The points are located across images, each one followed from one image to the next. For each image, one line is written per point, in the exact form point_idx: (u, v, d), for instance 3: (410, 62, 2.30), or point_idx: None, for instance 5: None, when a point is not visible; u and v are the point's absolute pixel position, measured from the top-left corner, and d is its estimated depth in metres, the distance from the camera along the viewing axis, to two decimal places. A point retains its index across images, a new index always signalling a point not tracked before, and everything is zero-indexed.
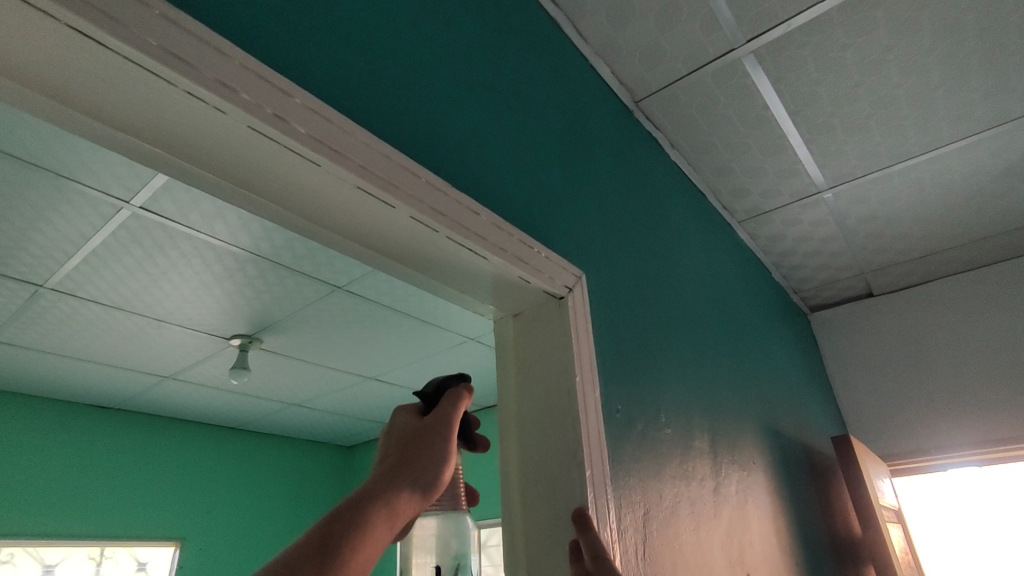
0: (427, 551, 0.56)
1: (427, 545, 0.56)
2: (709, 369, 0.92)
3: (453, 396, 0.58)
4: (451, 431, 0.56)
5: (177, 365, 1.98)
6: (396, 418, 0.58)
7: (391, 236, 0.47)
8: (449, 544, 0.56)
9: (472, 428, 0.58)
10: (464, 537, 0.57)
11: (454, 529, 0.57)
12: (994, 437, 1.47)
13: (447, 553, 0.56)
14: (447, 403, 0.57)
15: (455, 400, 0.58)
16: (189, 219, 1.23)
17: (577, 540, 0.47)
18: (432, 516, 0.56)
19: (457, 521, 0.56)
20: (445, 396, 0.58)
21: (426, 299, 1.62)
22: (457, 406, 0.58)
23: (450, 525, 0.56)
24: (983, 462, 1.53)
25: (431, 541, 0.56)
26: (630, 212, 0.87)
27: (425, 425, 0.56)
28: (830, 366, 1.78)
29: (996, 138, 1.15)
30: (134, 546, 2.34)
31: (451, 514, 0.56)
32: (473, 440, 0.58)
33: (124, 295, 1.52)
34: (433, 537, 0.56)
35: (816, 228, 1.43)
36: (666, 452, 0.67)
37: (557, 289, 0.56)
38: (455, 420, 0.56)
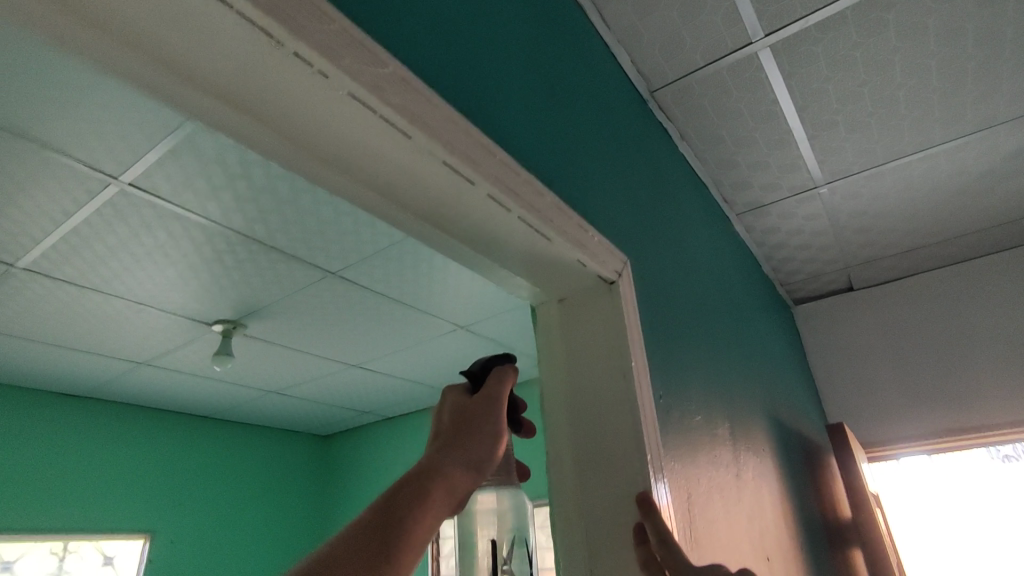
0: (488, 525, 0.60)
1: (488, 519, 0.60)
2: (724, 358, 0.94)
3: (500, 374, 0.58)
4: (500, 408, 0.57)
5: (152, 351, 1.91)
6: (445, 397, 0.59)
7: (462, 215, 0.45)
8: (510, 518, 0.60)
9: (518, 412, 0.58)
10: (523, 511, 0.61)
11: (514, 504, 0.60)
12: (957, 427, 1.56)
13: (508, 526, 0.60)
14: (494, 380, 0.58)
15: (503, 378, 0.58)
16: (180, 198, 1.18)
17: (641, 522, 0.47)
18: (491, 491, 0.59)
19: (517, 495, 0.60)
20: (492, 375, 0.58)
21: (420, 286, 1.60)
22: (504, 385, 0.58)
23: (511, 500, 0.60)
24: (936, 451, 1.64)
25: (493, 516, 0.60)
26: (652, 200, 0.87)
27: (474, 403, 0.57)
28: (812, 357, 1.84)
29: (986, 139, 1.20)
30: (101, 540, 2.24)
31: (509, 486, 0.59)
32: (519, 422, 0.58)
33: (103, 277, 1.45)
34: (494, 512, 0.60)
35: (809, 223, 1.46)
36: (698, 438, 0.68)
37: (609, 274, 0.56)
38: (503, 398, 0.57)
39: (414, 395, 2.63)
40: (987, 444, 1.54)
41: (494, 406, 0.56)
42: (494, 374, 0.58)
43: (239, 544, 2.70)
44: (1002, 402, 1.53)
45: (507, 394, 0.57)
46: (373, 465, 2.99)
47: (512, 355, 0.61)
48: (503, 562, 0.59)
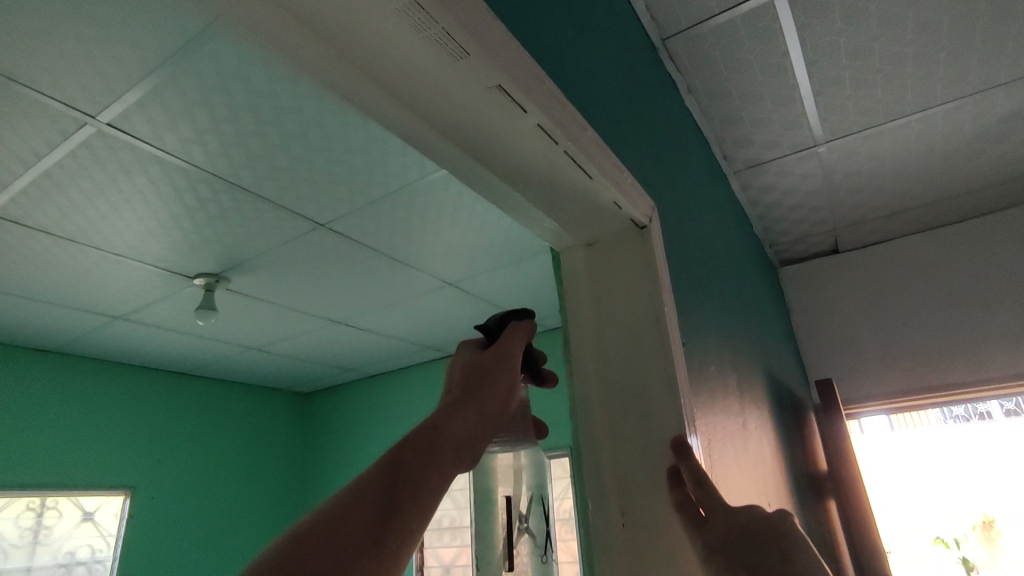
0: (506, 483, 0.59)
1: (506, 476, 0.59)
2: (729, 312, 0.94)
3: (514, 331, 0.56)
4: (512, 365, 0.55)
5: (129, 305, 1.84)
6: (458, 352, 0.58)
7: (505, 147, 0.43)
8: (529, 476, 0.59)
9: (537, 364, 0.58)
10: (540, 467, 0.59)
11: (532, 460, 0.59)
12: (930, 385, 1.63)
13: (527, 484, 0.59)
14: (508, 337, 0.56)
15: (517, 335, 0.56)
16: (163, 143, 1.11)
17: (676, 466, 0.48)
18: (508, 450, 0.58)
19: (533, 451, 0.59)
20: (506, 331, 0.57)
21: (412, 240, 1.56)
22: (518, 342, 0.57)
23: (528, 457, 0.59)
24: (894, 410, 1.73)
25: (511, 474, 0.59)
26: (669, 150, 0.86)
27: (485, 359, 0.55)
28: (795, 317, 1.88)
29: (985, 101, 1.20)
30: (79, 496, 2.21)
31: (526, 444, 0.57)
32: (541, 374, 0.59)
33: (76, 226, 1.37)
34: (512, 469, 0.59)
35: (804, 182, 1.47)
36: (713, 387, 0.69)
37: (641, 219, 0.55)
38: (516, 354, 0.55)
39: (398, 352, 2.62)
40: (958, 401, 1.61)
41: (505, 364, 0.55)
42: (507, 331, 0.56)
43: (221, 500, 2.70)
44: (974, 362, 1.58)
45: (520, 351, 0.55)
46: (356, 422, 3.00)
47: (530, 310, 0.59)
48: (521, 520, 0.59)
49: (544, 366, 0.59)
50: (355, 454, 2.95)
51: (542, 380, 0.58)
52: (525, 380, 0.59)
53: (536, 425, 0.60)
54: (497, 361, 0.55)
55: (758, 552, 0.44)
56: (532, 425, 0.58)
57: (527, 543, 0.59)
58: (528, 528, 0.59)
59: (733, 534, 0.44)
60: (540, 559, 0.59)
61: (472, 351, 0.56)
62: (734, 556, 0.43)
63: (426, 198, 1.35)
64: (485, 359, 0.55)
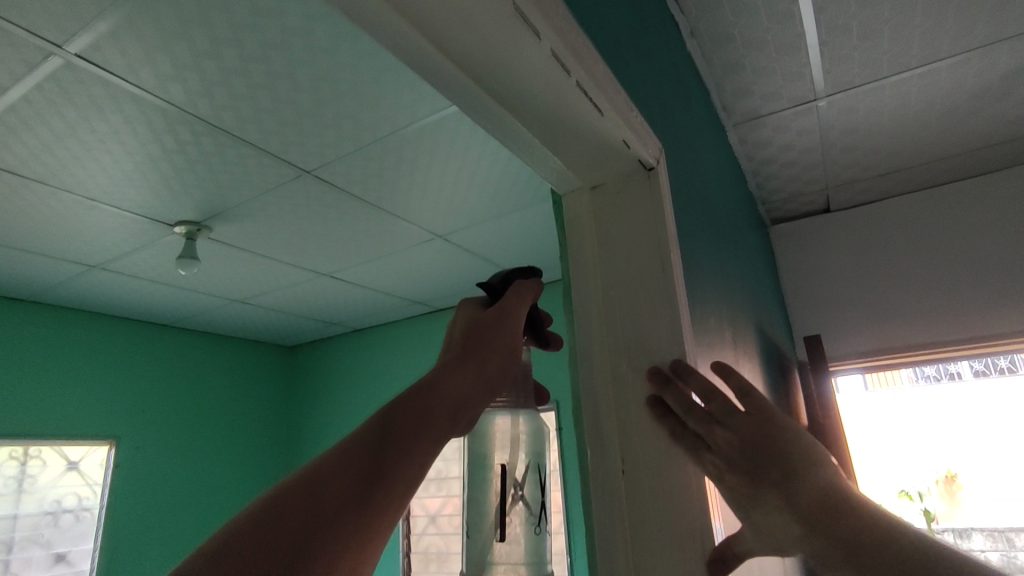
0: (503, 448, 0.57)
1: (504, 441, 0.57)
2: (726, 265, 0.93)
3: (518, 290, 0.55)
4: (514, 326, 0.53)
5: (108, 253, 1.79)
6: (461, 310, 0.57)
7: (514, 78, 0.41)
8: (527, 442, 0.57)
9: (542, 326, 0.57)
10: (540, 435, 0.58)
11: (531, 427, 0.58)
12: (912, 344, 1.65)
13: (524, 451, 0.57)
14: (512, 295, 0.54)
15: (522, 295, 0.55)
16: (138, 79, 1.04)
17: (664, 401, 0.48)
18: (508, 413, 0.57)
19: (535, 418, 0.58)
20: (510, 290, 0.55)
21: (400, 189, 1.52)
22: (522, 300, 0.55)
23: (528, 423, 0.57)
24: (872, 368, 1.76)
25: (508, 439, 0.57)
26: (672, 94, 0.82)
27: (487, 319, 0.54)
28: (783, 276, 1.89)
29: (990, 56, 1.17)
30: (62, 447, 2.22)
31: (527, 409, 0.57)
32: (544, 337, 0.57)
33: (47, 167, 1.31)
34: (510, 435, 0.57)
35: (801, 137, 1.44)
36: (711, 339, 0.68)
37: (650, 159, 0.53)
38: (520, 316, 0.54)
39: (384, 306, 2.60)
40: (937, 359, 1.64)
41: (507, 324, 0.53)
42: (511, 289, 0.54)
43: (206, 450, 2.73)
44: (955, 322, 1.61)
45: (523, 312, 0.54)
46: (344, 375, 3.01)
47: (537, 270, 0.58)
48: (516, 488, 0.56)
49: (548, 328, 0.57)
50: (342, 407, 2.97)
51: (546, 343, 0.57)
52: (529, 341, 0.57)
53: (536, 390, 0.61)
54: (499, 321, 0.53)
55: (775, 458, 0.44)
56: (531, 388, 0.58)
57: (520, 513, 0.55)
58: (522, 497, 0.56)
59: (749, 446, 0.44)
60: (533, 530, 0.55)
61: (474, 310, 0.55)
62: (749, 465, 0.45)
63: (415, 145, 1.31)
64: (487, 319, 0.54)
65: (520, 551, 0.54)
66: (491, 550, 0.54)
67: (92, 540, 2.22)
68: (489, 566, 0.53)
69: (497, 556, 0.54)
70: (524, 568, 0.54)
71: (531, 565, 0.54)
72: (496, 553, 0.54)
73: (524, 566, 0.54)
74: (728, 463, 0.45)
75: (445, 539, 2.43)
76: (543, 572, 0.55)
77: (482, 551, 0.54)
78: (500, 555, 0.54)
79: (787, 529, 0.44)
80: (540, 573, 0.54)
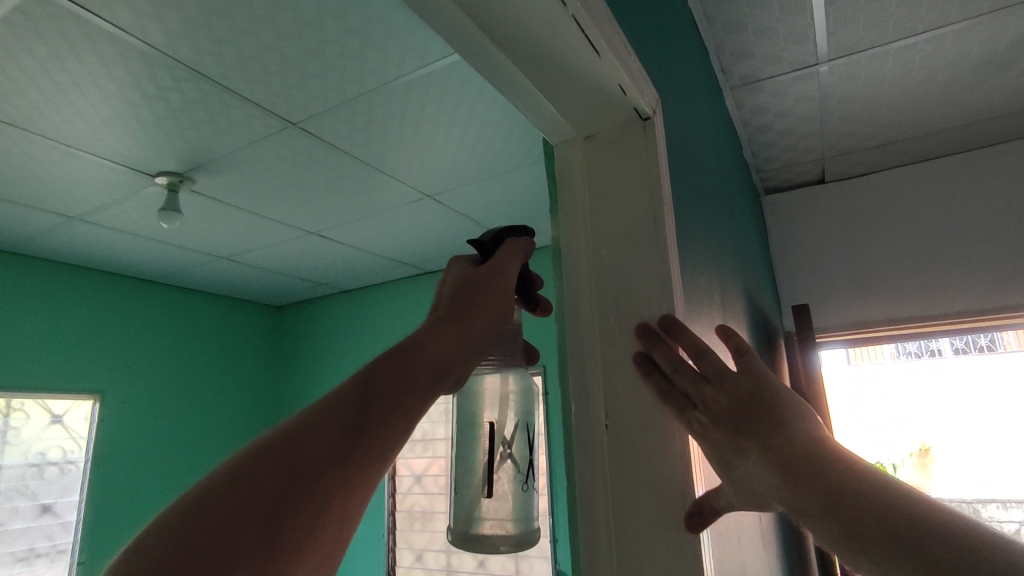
0: (493, 408, 0.58)
1: (493, 400, 0.58)
2: (716, 228, 0.92)
3: (509, 249, 0.53)
4: (506, 286, 0.52)
5: (87, 204, 1.74)
6: (451, 267, 0.55)
7: (506, 8, 0.38)
8: (516, 402, 0.58)
9: (532, 289, 0.55)
10: (530, 396, 0.59)
11: (522, 387, 0.58)
12: (897, 318, 1.66)
13: (514, 410, 0.58)
14: (504, 254, 0.52)
15: (513, 253, 0.53)
16: (113, 17, 0.99)
17: (650, 357, 0.47)
18: (497, 373, 0.57)
19: (527, 378, 0.58)
20: (501, 249, 0.53)
21: (388, 146, 1.48)
22: (512, 261, 0.53)
23: (518, 383, 0.58)
24: (856, 340, 1.78)
25: (498, 398, 0.58)
26: (670, 47, 0.79)
27: (477, 277, 0.52)
28: (774, 246, 1.88)
29: (998, 23, 1.14)
30: (45, 399, 2.19)
31: (517, 367, 0.56)
32: (534, 299, 0.56)
33: (21, 109, 1.25)
34: (499, 393, 0.58)
35: (800, 104, 1.41)
36: (700, 300, 0.67)
37: (647, 108, 0.51)
38: (511, 276, 0.52)
39: (372, 267, 2.58)
40: (921, 333, 1.66)
41: (498, 284, 0.51)
42: (503, 249, 0.52)
43: (191, 407, 2.72)
44: (940, 297, 1.62)
45: (514, 272, 0.52)
46: (332, 336, 3.00)
47: (529, 231, 0.56)
48: (504, 446, 0.56)
49: (539, 291, 0.56)
50: (328, 368, 2.97)
51: (534, 306, 0.56)
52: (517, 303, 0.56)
53: (527, 350, 0.58)
54: (490, 281, 0.51)
55: (764, 413, 0.43)
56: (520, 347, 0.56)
57: (508, 471, 0.54)
58: (510, 455, 0.55)
59: (738, 401, 0.43)
60: (521, 487, 0.54)
61: (465, 268, 0.53)
62: (737, 420, 0.43)
63: (404, 99, 1.27)
64: (478, 277, 0.52)
65: (508, 507, 0.53)
66: (478, 506, 0.53)
67: (78, 492, 2.23)
68: (476, 521, 0.52)
69: (484, 511, 0.53)
70: (512, 525, 0.52)
71: (519, 522, 0.53)
72: (484, 509, 0.52)
73: (512, 524, 0.52)
74: (714, 418, 0.43)
75: (430, 498, 2.47)
76: (531, 531, 0.54)
77: (470, 507, 0.53)
78: (487, 511, 0.52)
79: (769, 488, 0.41)
80: (528, 530, 0.53)
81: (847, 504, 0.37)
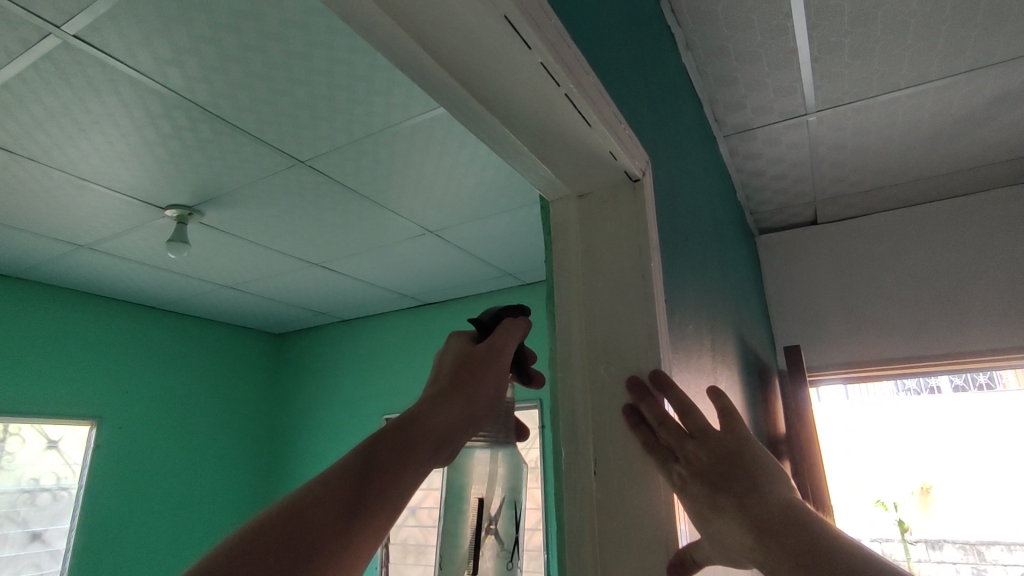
0: (480, 484, 0.55)
1: (482, 475, 0.55)
2: (710, 273, 0.95)
3: (508, 327, 0.55)
4: (503, 364, 0.55)
5: (97, 233, 1.78)
6: (450, 344, 0.58)
7: (503, 84, 0.41)
8: (505, 479, 0.56)
9: (526, 361, 0.57)
10: (518, 472, 0.58)
11: (510, 463, 0.57)
12: (888, 358, 1.69)
13: (502, 488, 0.56)
14: (502, 332, 0.55)
15: (511, 331, 0.56)
16: (134, 62, 1.03)
17: (635, 406, 0.50)
18: (488, 449, 0.56)
19: (514, 455, 0.58)
20: (500, 327, 0.55)
21: (392, 184, 1.53)
22: (510, 338, 0.56)
23: (507, 460, 0.57)
24: (852, 379, 1.80)
25: (487, 474, 0.56)
26: (665, 104, 0.83)
27: (477, 353, 0.55)
28: (769, 286, 1.92)
29: (978, 80, 1.19)
30: (43, 424, 2.20)
31: (505, 446, 0.57)
32: (528, 373, 0.57)
33: (39, 144, 1.30)
34: (489, 470, 0.56)
35: (791, 151, 1.46)
36: (691, 346, 0.69)
37: (636, 172, 0.54)
38: (507, 354, 0.55)
39: (372, 298, 2.60)
40: (911, 372, 1.69)
41: (496, 362, 0.55)
42: (502, 327, 0.55)
43: (186, 436, 2.72)
44: (933, 337, 1.64)
45: (512, 350, 0.55)
46: (331, 364, 3.02)
47: (526, 308, 0.58)
48: (490, 521, 0.55)
49: (533, 366, 0.57)
50: (326, 398, 2.97)
51: (528, 380, 0.57)
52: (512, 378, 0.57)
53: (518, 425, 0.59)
54: (489, 358, 0.54)
55: (742, 473, 0.46)
56: (513, 424, 0.58)
57: (492, 547, 0.54)
58: (495, 531, 0.55)
59: (717, 458, 0.46)
60: (505, 564, 0.54)
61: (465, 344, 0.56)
62: (717, 476, 0.45)
63: (408, 141, 1.32)
64: (477, 354, 0.55)
65: None
66: None
67: (69, 520, 2.21)
68: None
69: None
70: None
71: None
72: None
73: None
74: (695, 471, 0.46)
75: (424, 531, 2.44)
76: None
77: None
78: None
79: (743, 546, 0.44)
80: None
81: (817, 567, 0.40)
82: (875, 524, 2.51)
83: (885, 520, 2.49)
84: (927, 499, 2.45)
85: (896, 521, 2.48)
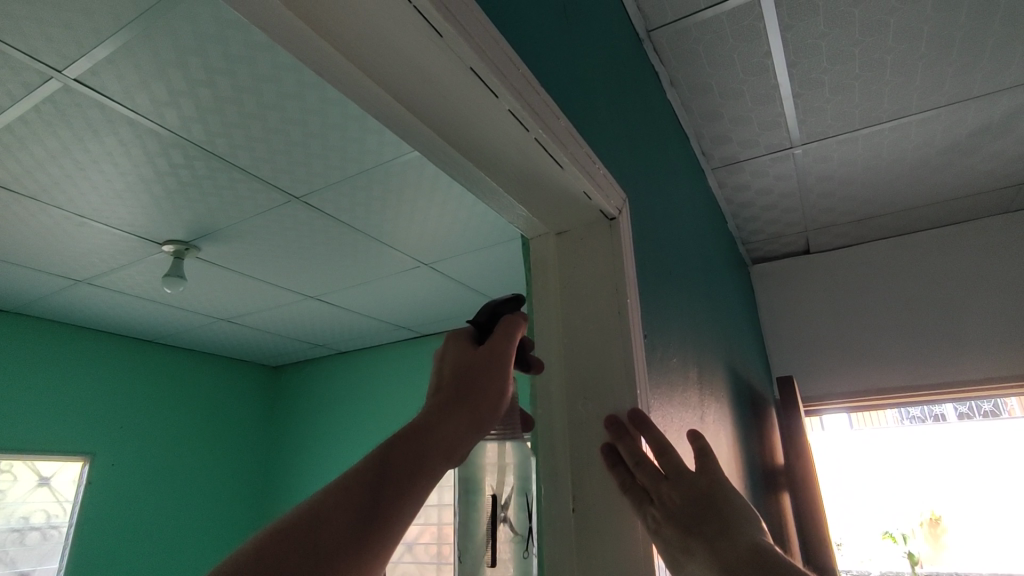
0: (491, 477, 0.50)
1: (491, 468, 0.50)
2: (699, 306, 0.97)
3: (508, 324, 0.50)
4: (507, 365, 0.49)
5: (95, 269, 1.80)
6: (445, 346, 0.52)
7: (474, 129, 0.42)
8: (517, 470, 0.51)
9: (527, 351, 0.52)
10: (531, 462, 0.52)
11: (521, 455, 0.51)
12: (885, 387, 1.68)
13: (514, 477, 0.51)
14: (502, 331, 0.49)
15: (511, 330, 0.50)
16: (132, 103, 1.06)
17: (613, 444, 0.49)
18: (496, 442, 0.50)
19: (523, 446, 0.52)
20: (500, 326, 0.50)
21: (388, 219, 1.56)
22: (512, 337, 0.50)
23: (518, 450, 0.51)
24: (852, 409, 1.78)
25: (496, 465, 0.51)
26: (648, 142, 0.85)
27: (478, 356, 0.49)
28: (764, 315, 1.92)
29: (958, 113, 1.21)
30: (35, 461, 2.18)
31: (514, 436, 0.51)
32: (528, 360, 0.52)
33: (40, 184, 1.32)
34: (498, 463, 0.50)
35: (779, 182, 1.49)
36: (676, 380, 0.69)
37: (611, 211, 0.56)
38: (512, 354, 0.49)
39: (369, 330, 2.61)
40: (908, 402, 1.68)
41: (499, 362, 0.49)
42: (502, 325, 0.49)
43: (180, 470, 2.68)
44: (932, 366, 1.63)
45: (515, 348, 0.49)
46: (326, 397, 3.00)
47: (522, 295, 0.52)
48: (504, 511, 0.50)
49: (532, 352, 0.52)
50: (321, 433, 2.93)
51: (528, 366, 0.52)
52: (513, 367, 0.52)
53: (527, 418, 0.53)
54: (492, 361, 0.49)
55: (714, 515, 0.46)
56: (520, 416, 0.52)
57: (510, 540, 0.49)
58: (509, 520, 0.50)
59: (689, 500, 0.46)
60: (526, 555, 0.49)
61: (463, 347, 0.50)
62: (688, 519, 0.46)
63: (402, 178, 1.35)
64: (477, 357, 0.49)
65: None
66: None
67: (58, 559, 2.16)
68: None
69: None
70: None
71: None
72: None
73: None
74: (669, 514, 0.46)
75: (420, 568, 2.39)
76: None
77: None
78: None
79: None
80: None
81: None
82: (885, 556, 2.46)
83: (893, 552, 2.45)
84: (935, 530, 2.44)
85: (906, 553, 2.43)
